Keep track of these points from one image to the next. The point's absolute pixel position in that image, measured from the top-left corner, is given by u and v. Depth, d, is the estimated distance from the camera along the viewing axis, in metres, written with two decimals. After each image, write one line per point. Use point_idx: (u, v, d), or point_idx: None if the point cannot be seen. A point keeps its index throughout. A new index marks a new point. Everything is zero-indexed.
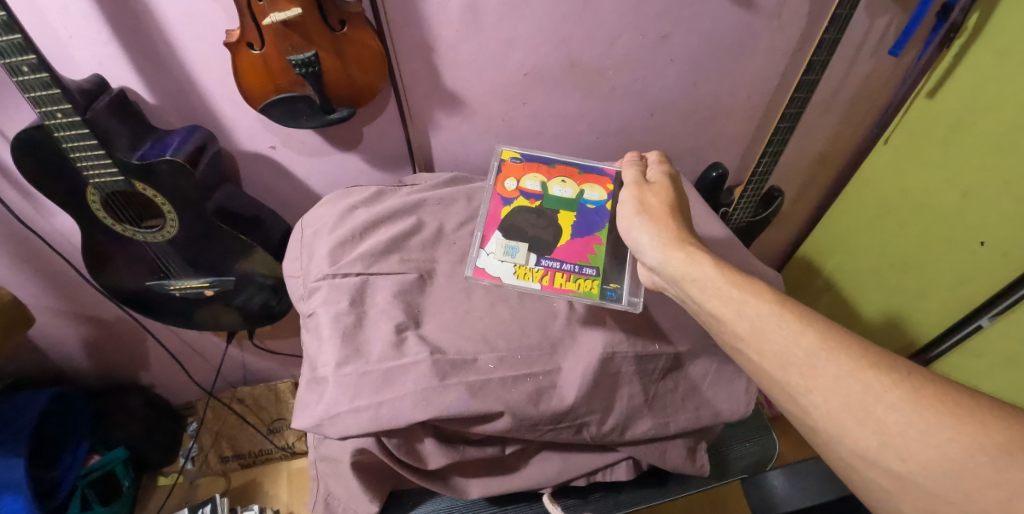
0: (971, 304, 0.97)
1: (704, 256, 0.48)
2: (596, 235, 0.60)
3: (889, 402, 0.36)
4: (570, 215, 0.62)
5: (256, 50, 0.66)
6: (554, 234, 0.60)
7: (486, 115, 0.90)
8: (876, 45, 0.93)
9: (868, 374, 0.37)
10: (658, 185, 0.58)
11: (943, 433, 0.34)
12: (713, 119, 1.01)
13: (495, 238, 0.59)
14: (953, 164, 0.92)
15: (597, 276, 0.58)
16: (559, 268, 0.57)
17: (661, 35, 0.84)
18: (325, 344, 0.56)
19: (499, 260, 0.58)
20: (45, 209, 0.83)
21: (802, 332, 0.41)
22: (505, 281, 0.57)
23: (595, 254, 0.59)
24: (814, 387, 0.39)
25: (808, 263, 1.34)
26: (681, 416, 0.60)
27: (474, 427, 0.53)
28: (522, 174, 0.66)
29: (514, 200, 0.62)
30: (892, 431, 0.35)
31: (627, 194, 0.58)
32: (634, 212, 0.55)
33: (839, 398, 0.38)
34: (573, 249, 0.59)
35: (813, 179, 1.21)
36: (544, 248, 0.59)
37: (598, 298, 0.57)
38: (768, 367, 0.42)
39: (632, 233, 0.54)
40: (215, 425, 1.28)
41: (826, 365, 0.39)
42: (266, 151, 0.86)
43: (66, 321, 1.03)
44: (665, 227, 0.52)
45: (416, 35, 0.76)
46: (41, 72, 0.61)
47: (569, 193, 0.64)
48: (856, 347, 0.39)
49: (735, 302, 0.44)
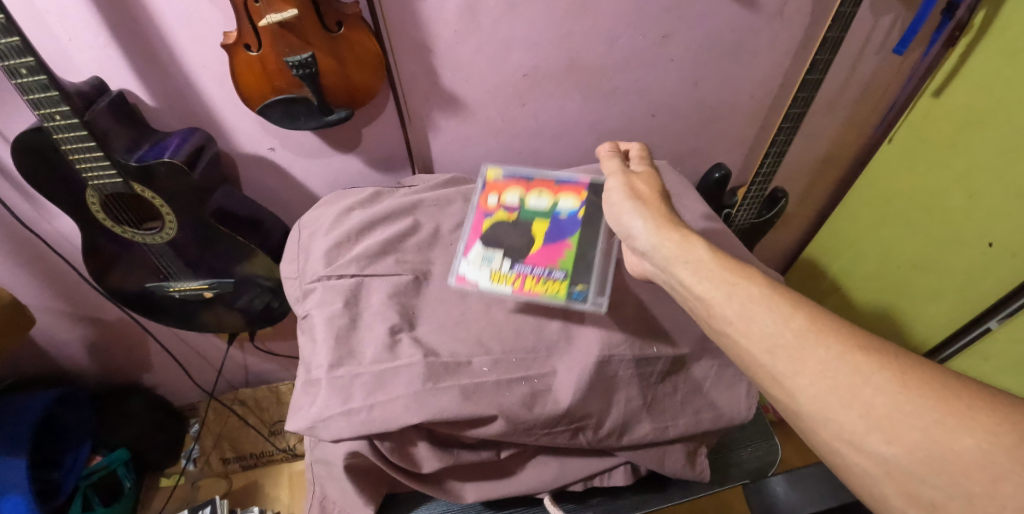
0: (981, 306, 0.95)
1: (696, 239, 0.48)
2: (568, 241, 0.60)
3: (877, 384, 0.35)
4: (544, 224, 0.62)
5: (254, 51, 0.67)
6: (527, 241, 0.61)
7: (486, 116, 0.89)
8: (881, 43, 0.92)
9: (856, 356, 0.37)
10: (647, 175, 0.58)
11: (931, 415, 0.33)
12: (715, 119, 1.00)
13: (476, 246, 0.61)
14: (961, 163, 0.90)
15: (564, 278, 0.58)
16: (530, 272, 0.59)
17: (662, 35, 0.84)
18: (319, 345, 0.56)
19: (477, 267, 0.60)
20: (46, 211, 0.84)
21: (792, 315, 0.40)
22: (480, 286, 0.59)
23: (565, 256, 0.60)
24: (801, 370, 0.38)
25: (813, 265, 1.32)
26: (681, 421, 0.58)
27: (467, 431, 0.52)
28: (502, 187, 0.65)
29: (494, 215, 0.63)
30: (879, 412, 0.34)
31: (617, 180, 0.58)
32: (626, 199, 0.55)
33: (826, 381, 0.37)
34: (546, 253, 0.60)
35: (816, 180, 1.20)
36: (517, 253, 0.60)
37: (564, 300, 0.58)
38: (755, 350, 0.41)
39: (625, 219, 0.54)
40: (217, 427, 1.28)
41: (814, 349, 0.38)
42: (265, 153, 0.86)
43: (68, 322, 1.04)
44: (658, 213, 0.52)
45: (414, 35, 0.76)
46: (39, 75, 0.61)
47: (544, 202, 0.63)
48: (845, 331, 0.39)
49: (727, 283, 0.44)
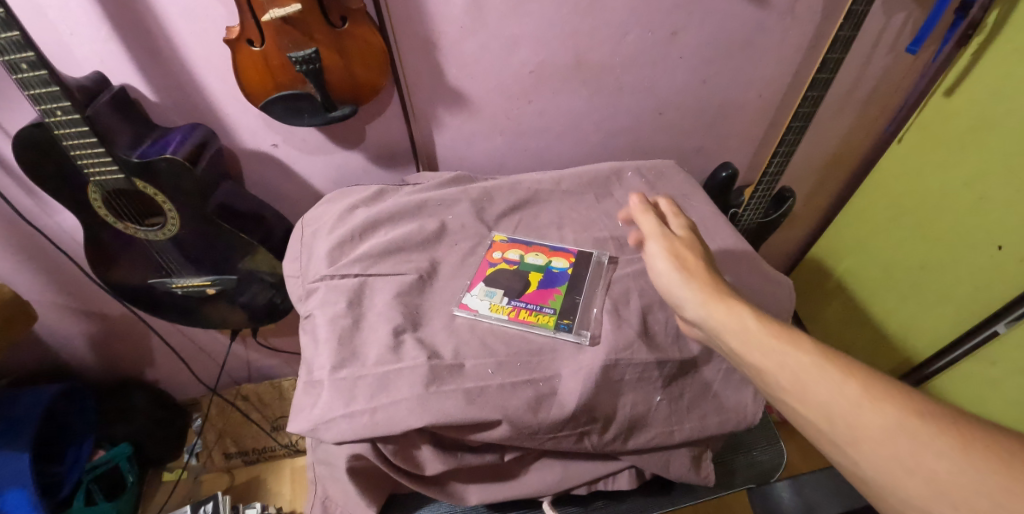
0: (987, 309, 0.92)
1: (745, 309, 0.46)
2: (558, 287, 0.63)
3: (937, 450, 0.34)
4: (537, 274, 0.65)
5: (257, 47, 0.66)
6: (522, 283, 0.64)
7: (491, 113, 0.88)
8: (892, 42, 0.91)
9: (914, 421, 0.36)
10: (684, 238, 0.55)
11: (995, 481, 0.32)
12: (723, 118, 0.99)
13: (480, 282, 0.63)
14: (971, 164, 0.89)
15: (553, 313, 0.60)
16: (523, 306, 0.61)
17: (671, 31, 0.82)
18: (321, 346, 0.55)
19: (480, 298, 0.61)
20: (49, 206, 0.84)
21: (844, 383, 0.39)
22: (480, 314, 0.60)
23: (556, 298, 0.62)
24: (860, 438, 0.37)
25: (819, 265, 1.31)
26: (686, 425, 0.57)
27: (471, 435, 0.51)
28: (506, 245, 0.68)
29: (497, 264, 0.66)
30: (943, 480, 0.33)
31: (655, 246, 0.55)
32: (672, 269, 0.52)
33: (887, 449, 0.36)
34: (539, 294, 0.63)
35: (824, 180, 1.19)
36: (513, 291, 0.63)
37: (551, 329, 0.58)
38: (811, 418, 0.40)
39: (672, 290, 0.51)
40: (220, 422, 1.28)
41: (871, 414, 0.37)
42: (268, 149, 0.85)
43: (70, 317, 1.04)
44: (702, 283, 0.50)
45: (419, 31, 0.75)
46: (39, 70, 0.60)
47: (540, 260, 0.67)
48: (902, 396, 0.37)
49: (778, 353, 0.42)
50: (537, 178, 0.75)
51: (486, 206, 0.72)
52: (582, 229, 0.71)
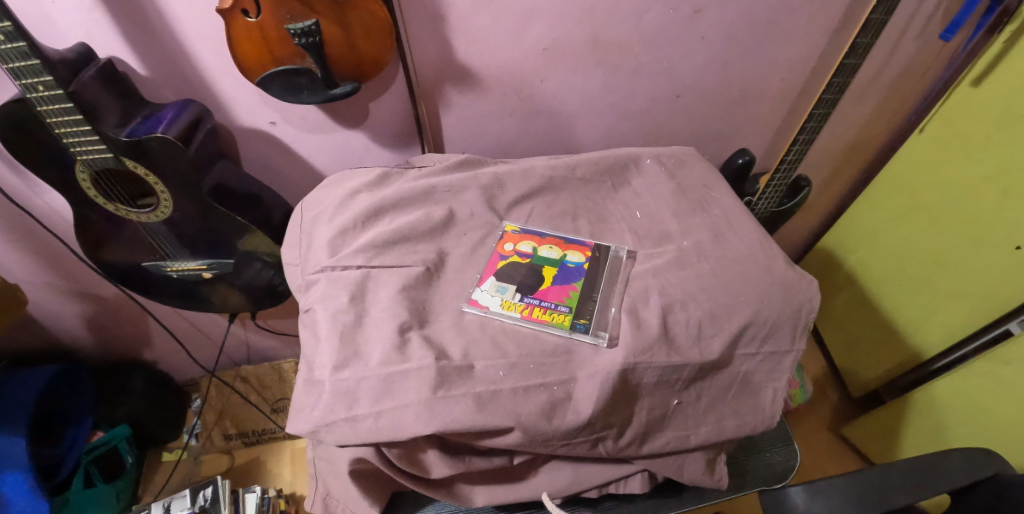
0: (1001, 308, 0.89)
1: None
2: (574, 284, 0.60)
3: None
4: (552, 270, 0.62)
5: (252, 17, 0.61)
6: (536, 278, 0.61)
7: (502, 92, 0.83)
8: (923, 28, 0.85)
9: None
10: None
11: None
12: (743, 103, 0.94)
13: (490, 277, 0.60)
14: (999, 159, 0.85)
15: (569, 313, 0.57)
16: (538, 304, 0.58)
17: (694, 9, 0.77)
18: (322, 344, 0.53)
19: (491, 295, 0.58)
20: (36, 185, 0.80)
21: None
22: (491, 311, 0.56)
23: (571, 296, 0.59)
24: None
25: (827, 255, 1.27)
26: (703, 429, 0.55)
27: (483, 441, 0.49)
28: (518, 236, 0.65)
29: (508, 257, 0.62)
30: None
31: None
32: None
33: None
34: (552, 291, 0.60)
35: (843, 168, 1.14)
36: (528, 288, 0.59)
37: (567, 331, 0.55)
38: None
39: None
40: (218, 403, 1.25)
41: None
42: (266, 127, 0.81)
43: (63, 298, 1.01)
44: None
45: (426, 3, 0.69)
46: (17, 41, 0.56)
47: (554, 253, 0.64)
48: None
49: None
50: (550, 164, 0.71)
51: (496, 193, 0.68)
52: (598, 219, 0.68)
